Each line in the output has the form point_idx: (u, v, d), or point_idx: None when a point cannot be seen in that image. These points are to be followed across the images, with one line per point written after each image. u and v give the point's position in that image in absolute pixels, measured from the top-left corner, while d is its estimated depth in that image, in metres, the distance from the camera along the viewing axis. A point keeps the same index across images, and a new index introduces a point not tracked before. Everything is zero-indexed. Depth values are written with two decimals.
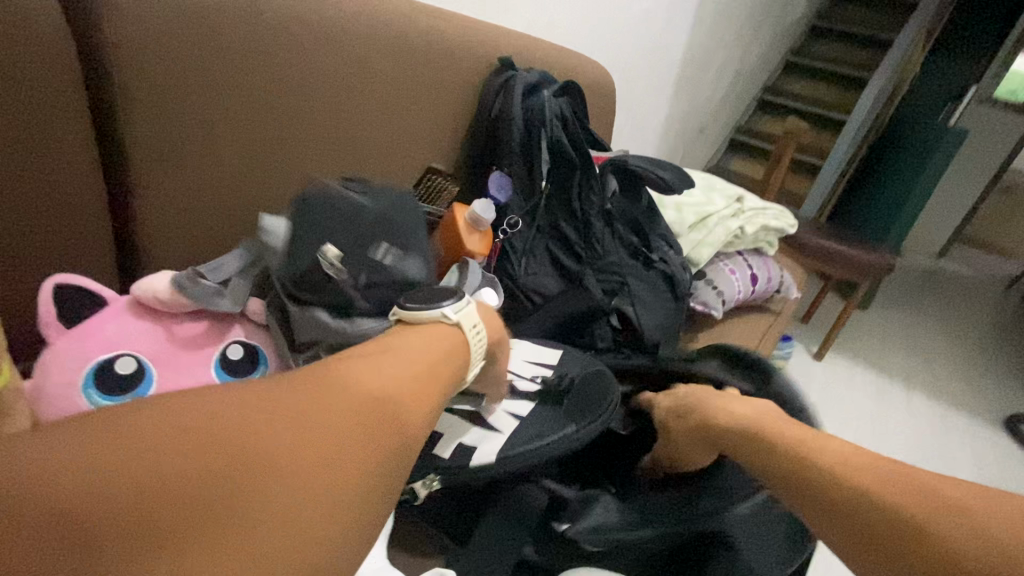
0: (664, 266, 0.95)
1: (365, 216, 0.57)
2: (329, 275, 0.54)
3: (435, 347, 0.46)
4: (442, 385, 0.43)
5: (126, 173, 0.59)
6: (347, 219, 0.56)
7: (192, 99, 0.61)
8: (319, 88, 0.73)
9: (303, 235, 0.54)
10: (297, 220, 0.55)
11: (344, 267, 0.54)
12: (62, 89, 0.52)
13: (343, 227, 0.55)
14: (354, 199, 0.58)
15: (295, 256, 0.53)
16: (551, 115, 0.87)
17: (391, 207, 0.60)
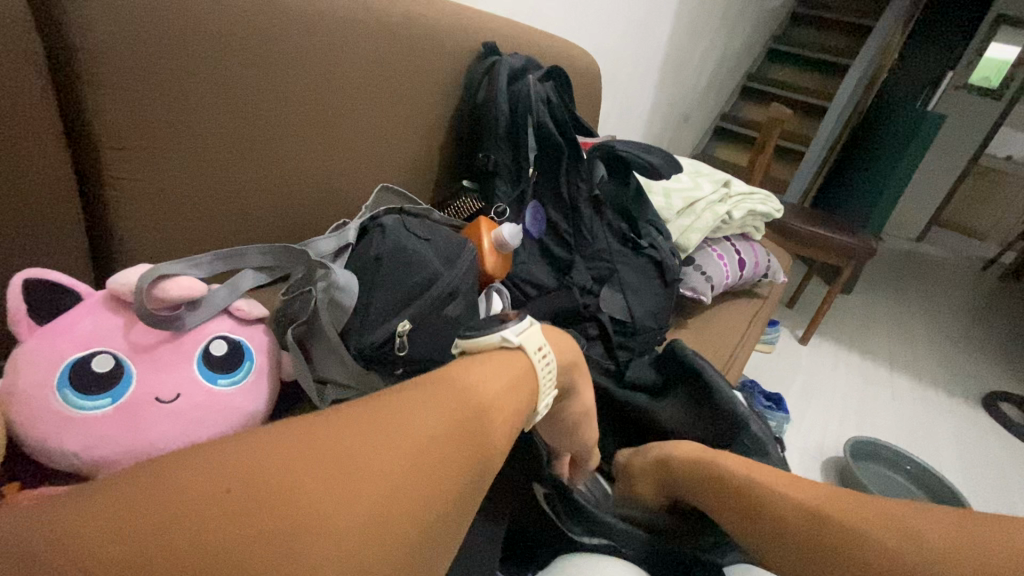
0: (654, 253, 0.94)
1: (427, 285, 0.67)
2: (388, 332, 0.63)
3: (516, 376, 0.47)
4: (491, 438, 0.42)
5: (98, 166, 0.57)
6: (416, 290, 0.66)
7: (163, 87, 0.59)
8: (299, 74, 0.71)
9: (373, 306, 0.64)
10: (374, 283, 0.66)
11: (402, 332, 0.64)
12: (26, 80, 0.49)
13: (411, 295, 0.66)
14: (430, 262, 0.69)
15: (365, 318, 0.64)
16: (537, 101, 0.86)
17: (455, 272, 0.69)
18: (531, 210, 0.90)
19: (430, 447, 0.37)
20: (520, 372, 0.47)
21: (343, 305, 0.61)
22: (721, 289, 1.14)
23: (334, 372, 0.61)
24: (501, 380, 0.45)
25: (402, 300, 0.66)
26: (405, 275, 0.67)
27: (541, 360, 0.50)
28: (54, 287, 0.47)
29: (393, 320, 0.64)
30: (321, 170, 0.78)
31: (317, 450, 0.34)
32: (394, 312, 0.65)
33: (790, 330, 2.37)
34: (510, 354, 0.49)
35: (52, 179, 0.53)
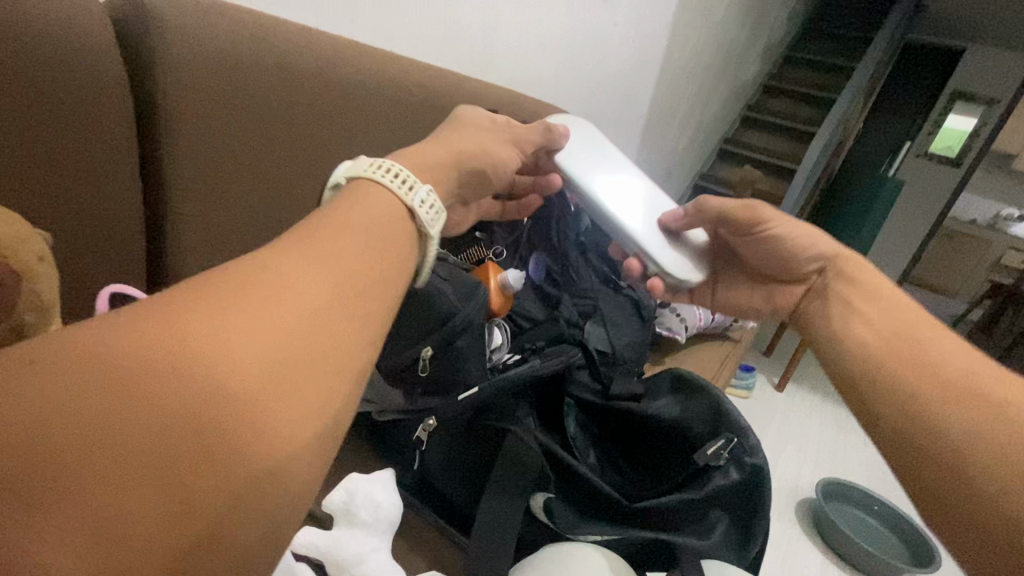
0: (631, 291, 1.06)
1: (445, 315, 0.65)
2: (413, 358, 0.64)
3: (371, 205, 0.44)
4: (367, 289, 0.38)
5: (166, 200, 0.68)
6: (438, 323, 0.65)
7: (225, 139, 0.71)
8: (333, 131, 0.83)
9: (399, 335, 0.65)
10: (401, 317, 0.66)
11: (425, 357, 0.64)
12: (117, 127, 0.61)
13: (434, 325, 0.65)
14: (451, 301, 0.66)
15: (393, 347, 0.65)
16: None
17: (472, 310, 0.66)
18: (535, 263, 0.99)
19: (277, 292, 0.33)
20: (375, 196, 0.45)
21: None
22: (694, 330, 1.25)
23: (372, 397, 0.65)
24: (361, 216, 0.42)
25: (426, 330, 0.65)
26: (431, 310, 0.65)
27: (388, 172, 0.47)
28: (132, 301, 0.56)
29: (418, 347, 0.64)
30: None
31: (205, 317, 0.31)
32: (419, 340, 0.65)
33: (766, 377, 2.48)
34: (362, 190, 0.45)
35: (123, 210, 0.63)
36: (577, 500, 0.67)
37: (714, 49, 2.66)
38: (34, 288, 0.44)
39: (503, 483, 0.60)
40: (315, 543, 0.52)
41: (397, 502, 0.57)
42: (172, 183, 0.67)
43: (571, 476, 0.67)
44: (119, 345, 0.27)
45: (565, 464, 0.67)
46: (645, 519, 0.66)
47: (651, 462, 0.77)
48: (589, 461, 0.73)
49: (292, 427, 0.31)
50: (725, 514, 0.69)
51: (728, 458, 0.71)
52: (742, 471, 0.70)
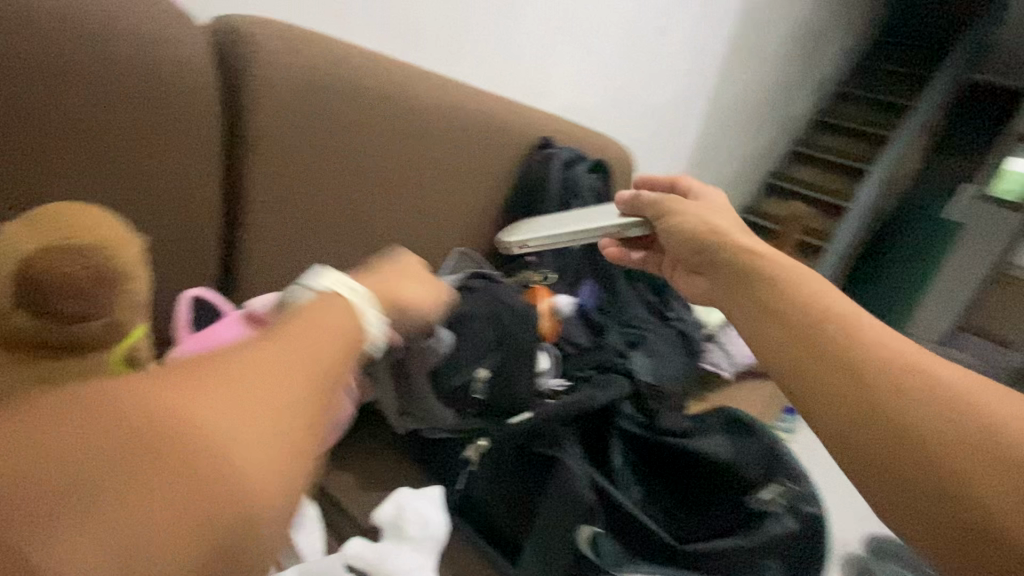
0: (678, 323, 1.05)
1: (500, 340, 0.70)
2: (468, 379, 0.69)
3: (319, 317, 0.41)
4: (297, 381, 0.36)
5: (241, 210, 0.72)
6: (494, 346, 0.70)
7: (298, 155, 0.75)
8: (395, 151, 0.86)
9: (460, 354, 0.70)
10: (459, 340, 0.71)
11: (479, 379, 0.69)
12: (205, 141, 0.65)
13: (489, 349, 0.70)
14: (507, 327, 0.70)
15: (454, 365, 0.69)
16: (585, 186, 1.03)
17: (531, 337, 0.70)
18: (585, 289, 1.01)
19: (193, 399, 0.30)
20: (347, 305, 0.44)
21: (434, 352, 0.67)
22: (741, 365, 1.22)
23: (423, 411, 0.69)
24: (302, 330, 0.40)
25: (479, 352, 0.70)
26: (485, 336, 0.70)
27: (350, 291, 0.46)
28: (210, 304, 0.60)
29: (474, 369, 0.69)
30: (400, 229, 0.92)
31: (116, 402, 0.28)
32: (474, 363, 0.70)
33: None
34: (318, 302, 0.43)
35: (204, 220, 0.68)
36: (622, 533, 0.65)
37: (765, 83, 2.63)
38: (132, 290, 0.47)
39: (550, 514, 0.60)
40: (363, 554, 0.53)
41: (445, 521, 0.57)
42: (248, 194, 0.71)
43: (617, 506, 0.66)
44: (114, 407, 0.28)
45: (610, 498, 0.66)
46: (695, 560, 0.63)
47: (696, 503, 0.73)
48: (630, 497, 0.72)
49: (273, 474, 0.30)
50: (781, 562, 0.64)
51: (779, 501, 0.69)
52: (795, 516, 0.67)
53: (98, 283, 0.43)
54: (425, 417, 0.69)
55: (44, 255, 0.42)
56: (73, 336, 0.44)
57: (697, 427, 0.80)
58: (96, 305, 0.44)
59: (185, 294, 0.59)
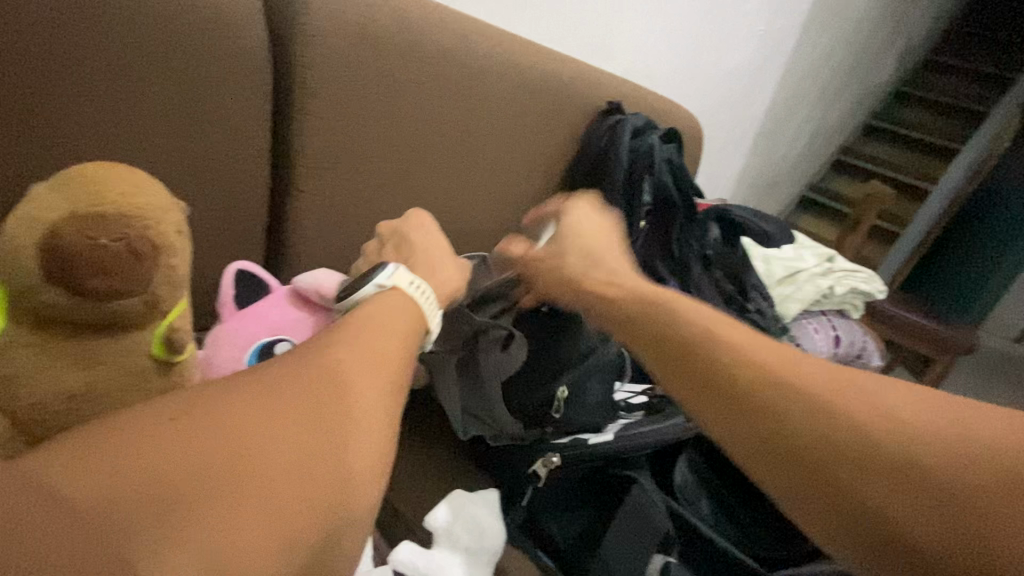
0: (760, 315, 0.92)
1: (577, 354, 0.64)
2: (547, 395, 0.63)
3: (392, 309, 0.47)
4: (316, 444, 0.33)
5: (290, 173, 0.66)
6: (570, 362, 0.64)
7: (350, 116, 0.68)
8: (454, 115, 0.79)
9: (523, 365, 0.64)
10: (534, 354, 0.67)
11: (560, 397, 0.62)
12: (253, 94, 0.60)
13: (566, 363, 0.64)
14: (586, 341, 0.65)
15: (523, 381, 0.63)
16: (660, 159, 0.90)
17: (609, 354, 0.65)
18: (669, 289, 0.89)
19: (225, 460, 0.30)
20: (410, 300, 0.49)
21: (510, 359, 0.62)
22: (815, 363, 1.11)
23: (496, 425, 0.61)
24: (391, 341, 0.43)
25: (555, 370, 0.64)
26: (560, 353, 0.65)
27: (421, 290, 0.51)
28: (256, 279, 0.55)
29: (552, 386, 0.63)
30: (455, 199, 0.85)
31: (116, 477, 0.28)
32: (552, 379, 0.64)
33: None
34: (385, 296, 0.48)
35: (252, 187, 0.63)
36: (698, 556, 0.59)
37: (849, 46, 2.37)
38: (170, 264, 0.42)
39: (624, 536, 0.54)
40: (414, 561, 0.48)
41: (502, 530, 0.52)
42: (296, 156, 0.65)
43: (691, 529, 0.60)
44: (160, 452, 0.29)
45: (679, 516, 0.61)
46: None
47: (779, 529, 0.65)
48: (702, 512, 0.64)
49: (367, 482, 0.35)
50: None
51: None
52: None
53: (133, 256, 0.38)
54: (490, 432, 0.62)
55: (74, 223, 0.37)
56: (106, 315, 0.39)
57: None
58: (133, 281, 0.39)
59: (232, 269, 0.55)
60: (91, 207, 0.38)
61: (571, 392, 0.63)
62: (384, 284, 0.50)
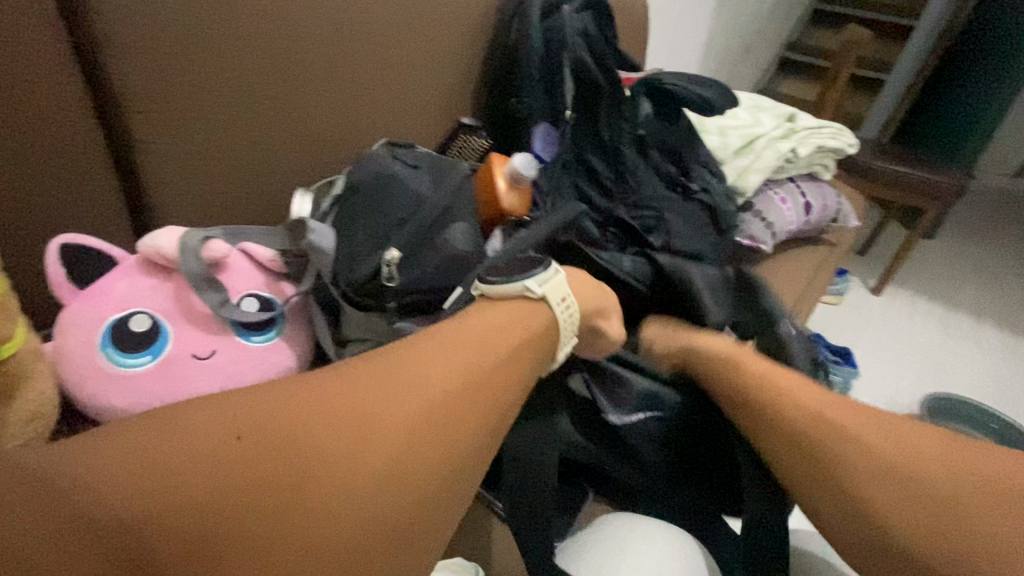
0: (705, 192, 0.85)
1: (420, 214, 0.59)
2: (375, 264, 0.57)
3: (528, 321, 0.51)
4: None
5: (122, 120, 0.56)
6: (404, 219, 0.59)
7: (181, 40, 0.57)
8: (320, 20, 0.66)
9: (359, 237, 0.57)
10: (356, 219, 0.58)
11: (391, 262, 0.56)
12: (38, 32, 0.48)
13: (397, 224, 0.58)
14: (416, 191, 0.60)
15: (353, 264, 0.56)
16: (573, 32, 0.79)
17: (443, 197, 0.61)
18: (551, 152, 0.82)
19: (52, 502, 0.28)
20: (523, 305, 0.52)
21: (323, 252, 0.52)
22: (782, 236, 1.03)
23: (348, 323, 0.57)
24: (501, 319, 0.50)
25: (382, 233, 0.58)
26: (387, 210, 0.59)
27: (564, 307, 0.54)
28: (92, 253, 0.48)
29: (379, 253, 0.57)
30: (350, 122, 0.75)
31: None
32: (377, 246, 0.58)
33: (862, 279, 2.14)
34: (505, 302, 0.52)
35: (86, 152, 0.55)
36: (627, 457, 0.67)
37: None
38: None
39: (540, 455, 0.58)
40: None
41: None
42: (119, 95, 0.55)
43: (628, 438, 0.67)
44: None
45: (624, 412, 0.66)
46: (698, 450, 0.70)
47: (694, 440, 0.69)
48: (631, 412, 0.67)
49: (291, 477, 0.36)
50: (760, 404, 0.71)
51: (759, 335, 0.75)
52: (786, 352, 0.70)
53: None
54: (364, 334, 0.56)
55: None
56: None
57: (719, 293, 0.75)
58: None
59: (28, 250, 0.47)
60: None
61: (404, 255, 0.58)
62: (535, 293, 0.52)
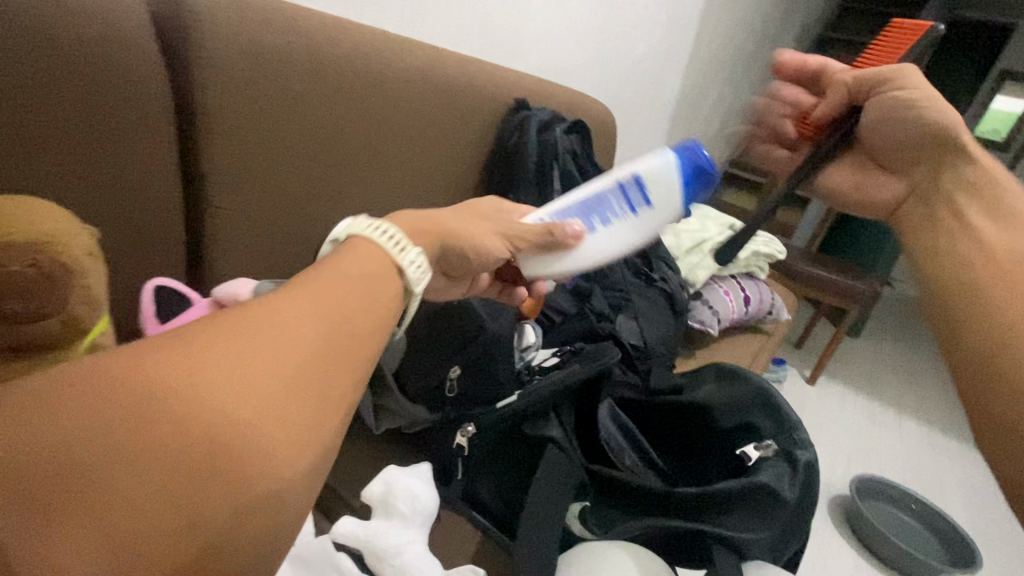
0: (665, 284, 1.02)
1: (481, 342, 0.63)
2: (439, 376, 0.62)
3: (354, 271, 0.39)
4: None
5: (201, 187, 0.69)
6: (465, 342, 0.63)
7: (256, 130, 0.71)
8: (360, 124, 0.83)
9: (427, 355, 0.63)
10: (427, 337, 0.64)
11: (453, 377, 0.62)
12: (158, 118, 0.62)
13: (460, 343, 0.63)
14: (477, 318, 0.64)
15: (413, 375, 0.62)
16: (563, 149, 1.01)
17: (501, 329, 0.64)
18: None
19: None
20: (352, 248, 0.41)
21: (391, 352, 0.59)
22: (726, 322, 1.21)
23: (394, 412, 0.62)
24: (349, 271, 0.39)
25: (444, 351, 0.63)
26: (449, 328, 0.64)
27: (383, 232, 0.43)
28: (177, 293, 0.59)
29: (445, 367, 0.63)
30: (373, 203, 0.89)
31: None
32: (442, 363, 0.63)
33: (799, 370, 2.36)
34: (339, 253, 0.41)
35: (162, 201, 0.65)
36: (616, 499, 0.63)
37: (750, 27, 2.53)
38: (85, 285, 0.45)
39: (539, 486, 0.58)
40: (354, 532, 0.53)
41: (435, 496, 0.57)
42: (205, 166, 0.68)
43: (613, 476, 0.62)
44: None
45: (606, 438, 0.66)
46: (707, 506, 0.60)
47: (703, 504, 0.61)
48: (626, 462, 0.66)
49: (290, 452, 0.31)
50: (765, 468, 0.62)
51: (779, 466, 0.62)
52: (794, 490, 0.60)
53: (47, 281, 0.41)
54: (399, 420, 0.63)
55: None
56: (27, 338, 0.42)
57: (689, 382, 0.78)
58: (51, 302, 0.42)
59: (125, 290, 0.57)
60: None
61: (463, 371, 0.62)
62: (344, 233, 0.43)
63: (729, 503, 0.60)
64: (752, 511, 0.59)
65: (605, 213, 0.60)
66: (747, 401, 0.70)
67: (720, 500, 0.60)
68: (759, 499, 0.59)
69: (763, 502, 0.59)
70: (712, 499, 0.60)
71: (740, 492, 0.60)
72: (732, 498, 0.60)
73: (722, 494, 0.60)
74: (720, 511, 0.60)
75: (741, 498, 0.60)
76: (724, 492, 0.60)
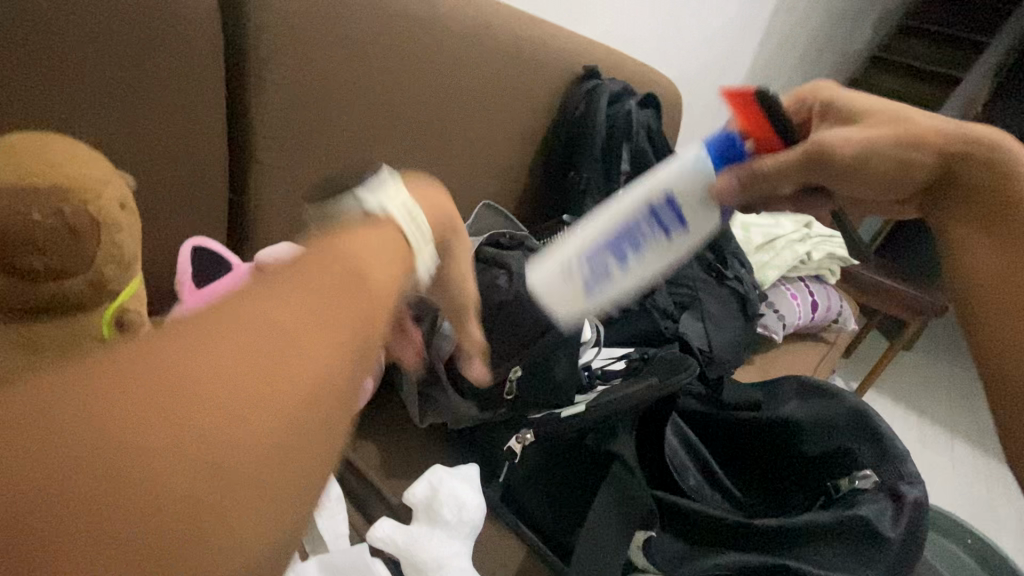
0: (737, 283, 0.92)
1: (549, 341, 0.57)
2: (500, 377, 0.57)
3: (382, 253, 0.30)
4: None
5: (249, 141, 0.63)
6: (531, 338, 0.57)
7: (310, 82, 0.65)
8: (420, 83, 0.75)
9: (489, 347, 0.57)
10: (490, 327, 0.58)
11: (514, 377, 0.58)
12: (206, 60, 0.56)
13: (525, 339, 0.57)
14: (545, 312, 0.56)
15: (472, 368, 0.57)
16: (636, 126, 0.91)
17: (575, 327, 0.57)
18: None
19: None
20: (393, 231, 0.32)
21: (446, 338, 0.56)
22: (791, 328, 1.11)
23: (444, 407, 0.59)
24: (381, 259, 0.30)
25: (505, 343, 0.57)
26: (514, 317, 0.57)
27: (414, 222, 0.33)
28: (215, 256, 0.54)
29: (505, 364, 0.58)
30: (428, 172, 0.81)
31: None
32: (502, 357, 0.58)
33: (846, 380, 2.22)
34: (371, 225, 0.32)
35: (206, 151, 0.59)
36: (684, 530, 0.57)
37: (830, 9, 2.32)
38: (114, 241, 0.39)
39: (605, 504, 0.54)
40: (393, 538, 0.48)
41: (482, 503, 0.51)
42: (254, 119, 0.62)
43: (681, 505, 0.56)
44: None
45: (668, 451, 0.62)
46: (794, 542, 0.54)
47: (788, 539, 0.54)
48: (692, 484, 0.61)
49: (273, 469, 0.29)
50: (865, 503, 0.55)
51: (879, 501, 0.56)
52: (897, 530, 0.54)
53: (72, 235, 0.36)
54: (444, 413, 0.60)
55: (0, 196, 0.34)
56: (49, 296, 0.37)
57: (768, 400, 0.70)
58: (75, 259, 0.37)
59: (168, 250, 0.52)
60: (17, 180, 0.35)
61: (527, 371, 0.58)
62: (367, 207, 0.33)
63: (819, 539, 0.54)
64: (850, 548, 0.53)
65: (634, 235, 0.47)
66: (838, 431, 0.64)
67: (811, 534, 0.54)
68: (859, 537, 0.53)
69: (864, 539, 0.53)
70: (799, 534, 0.54)
71: (834, 524, 0.54)
72: (823, 532, 0.54)
73: (814, 528, 0.54)
74: (810, 549, 0.53)
75: (833, 534, 0.54)
76: (812, 525, 0.54)
